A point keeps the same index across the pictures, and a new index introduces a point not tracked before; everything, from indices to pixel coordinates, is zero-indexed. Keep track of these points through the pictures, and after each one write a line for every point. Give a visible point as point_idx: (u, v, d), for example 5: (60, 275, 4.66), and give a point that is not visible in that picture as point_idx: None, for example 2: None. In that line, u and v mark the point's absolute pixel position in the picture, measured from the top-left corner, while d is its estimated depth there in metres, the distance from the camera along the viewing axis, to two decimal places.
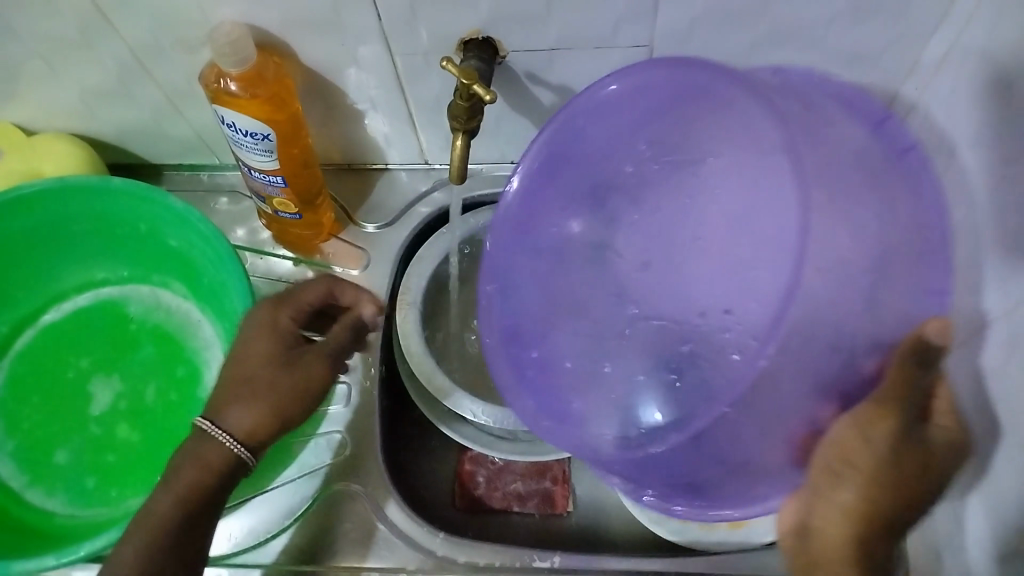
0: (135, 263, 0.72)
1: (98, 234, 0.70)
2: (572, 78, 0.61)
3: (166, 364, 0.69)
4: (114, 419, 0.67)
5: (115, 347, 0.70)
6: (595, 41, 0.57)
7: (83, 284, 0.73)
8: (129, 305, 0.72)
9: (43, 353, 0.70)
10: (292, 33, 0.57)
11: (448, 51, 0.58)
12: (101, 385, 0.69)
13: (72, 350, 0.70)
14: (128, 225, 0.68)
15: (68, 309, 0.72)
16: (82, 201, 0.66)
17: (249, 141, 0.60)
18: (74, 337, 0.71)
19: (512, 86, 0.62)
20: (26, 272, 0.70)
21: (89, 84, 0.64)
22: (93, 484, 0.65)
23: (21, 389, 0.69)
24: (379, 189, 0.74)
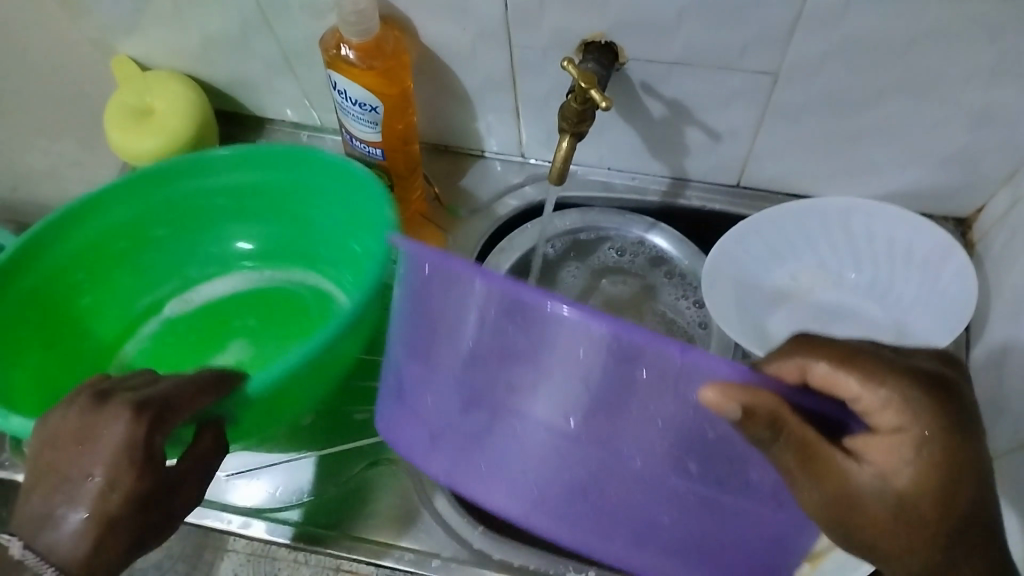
0: (314, 260, 0.72)
1: (289, 217, 0.71)
2: (687, 94, 0.60)
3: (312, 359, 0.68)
4: None
5: (272, 329, 0.70)
6: (719, 61, 0.56)
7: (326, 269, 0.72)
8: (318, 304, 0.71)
9: (211, 313, 0.72)
10: (416, 10, 0.57)
11: (568, 51, 0.58)
12: (239, 353, 0.69)
13: (245, 311, 0.72)
14: (320, 216, 0.68)
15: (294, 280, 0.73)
16: (286, 179, 0.66)
17: (355, 111, 0.60)
18: (246, 306, 0.72)
19: (624, 93, 0.61)
20: (230, 233, 0.72)
21: (211, 30, 0.66)
22: None
23: (176, 332, 0.71)
24: (471, 174, 0.74)
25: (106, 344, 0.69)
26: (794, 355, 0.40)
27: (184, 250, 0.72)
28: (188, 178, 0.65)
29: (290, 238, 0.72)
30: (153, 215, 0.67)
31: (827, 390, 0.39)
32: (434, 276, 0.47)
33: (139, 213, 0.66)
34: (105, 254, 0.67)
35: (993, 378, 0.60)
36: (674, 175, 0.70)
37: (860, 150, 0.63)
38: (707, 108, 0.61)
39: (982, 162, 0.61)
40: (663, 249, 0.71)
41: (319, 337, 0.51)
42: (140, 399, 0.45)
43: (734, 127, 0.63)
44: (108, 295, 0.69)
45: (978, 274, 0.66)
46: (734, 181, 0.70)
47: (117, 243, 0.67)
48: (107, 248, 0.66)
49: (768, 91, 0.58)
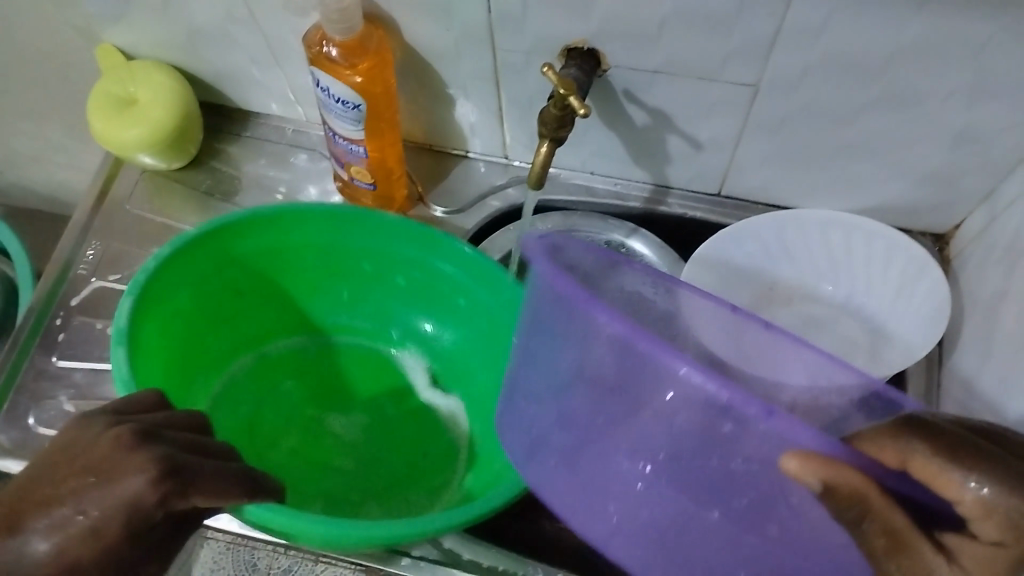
0: (464, 381, 0.70)
1: (465, 319, 0.68)
2: (669, 103, 0.60)
3: (418, 469, 0.66)
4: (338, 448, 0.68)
5: (393, 424, 0.69)
6: (701, 71, 0.56)
7: (473, 416, 0.69)
8: (439, 438, 0.68)
9: (357, 367, 0.72)
10: (400, 11, 0.57)
11: (552, 56, 0.58)
12: (348, 423, 0.69)
13: (384, 384, 0.71)
14: (482, 329, 0.67)
15: (441, 402, 0.70)
16: (463, 277, 0.65)
17: (339, 109, 0.60)
18: (386, 382, 0.72)
19: (607, 100, 0.61)
20: (432, 314, 0.71)
21: (197, 22, 0.65)
22: (282, 436, 0.68)
23: (325, 363, 0.72)
24: (455, 174, 0.74)
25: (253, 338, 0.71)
26: (900, 437, 0.37)
27: (386, 298, 0.72)
28: (392, 238, 0.65)
29: (468, 351, 0.70)
30: (350, 254, 0.67)
31: (929, 484, 0.36)
32: (547, 286, 0.40)
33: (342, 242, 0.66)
34: (284, 263, 0.68)
35: (962, 395, 0.61)
36: (656, 182, 0.71)
37: (839, 164, 0.63)
38: (689, 117, 0.61)
39: (958, 181, 0.62)
40: (644, 256, 0.71)
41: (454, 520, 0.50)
42: (181, 468, 0.42)
43: (716, 137, 0.63)
44: (279, 297, 0.70)
45: (952, 290, 0.66)
46: (714, 190, 0.70)
47: (291, 264, 0.68)
48: (293, 262, 0.68)
49: (750, 103, 0.58)
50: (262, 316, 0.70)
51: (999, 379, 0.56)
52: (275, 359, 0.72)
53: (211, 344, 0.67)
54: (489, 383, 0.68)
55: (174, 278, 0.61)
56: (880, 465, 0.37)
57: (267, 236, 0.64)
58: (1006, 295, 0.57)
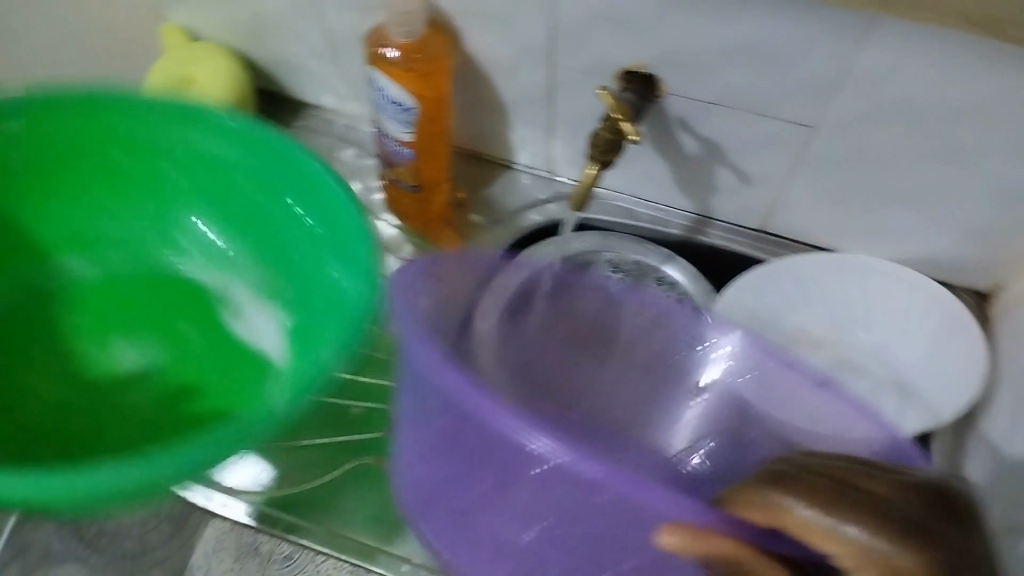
0: (309, 340, 0.59)
1: (241, 216, 0.63)
2: (722, 134, 0.60)
3: (196, 416, 0.59)
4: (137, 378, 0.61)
5: (211, 363, 0.62)
6: (758, 105, 0.56)
7: (266, 350, 0.62)
8: (243, 383, 0.61)
9: (150, 312, 0.65)
10: (464, 18, 0.57)
11: (610, 77, 0.58)
12: (135, 357, 0.63)
13: (191, 317, 0.65)
14: (300, 258, 0.60)
15: (256, 335, 0.63)
16: (275, 168, 0.58)
17: (391, 110, 0.61)
18: (152, 297, 0.65)
19: (659, 125, 0.61)
20: (240, 235, 0.64)
21: (262, 10, 0.66)
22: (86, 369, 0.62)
23: (139, 297, 0.65)
24: (499, 185, 0.74)
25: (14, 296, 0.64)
26: (780, 499, 0.36)
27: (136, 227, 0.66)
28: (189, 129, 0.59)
29: (269, 272, 0.63)
30: (182, 159, 0.61)
31: (810, 540, 0.36)
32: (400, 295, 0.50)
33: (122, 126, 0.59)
34: (54, 164, 0.61)
35: (991, 459, 0.60)
36: (699, 211, 0.70)
37: (887, 212, 0.62)
38: (741, 150, 0.61)
39: (1009, 241, 0.61)
40: (678, 281, 0.70)
41: (235, 442, 0.45)
42: None
43: (765, 173, 0.62)
44: (126, 192, 0.64)
45: (991, 351, 0.65)
46: (757, 224, 0.69)
47: (36, 167, 0.60)
48: (45, 166, 0.60)
49: (804, 142, 0.58)
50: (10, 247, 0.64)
51: None
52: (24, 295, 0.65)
53: None
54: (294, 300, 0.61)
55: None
56: (751, 522, 0.36)
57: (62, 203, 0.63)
58: None
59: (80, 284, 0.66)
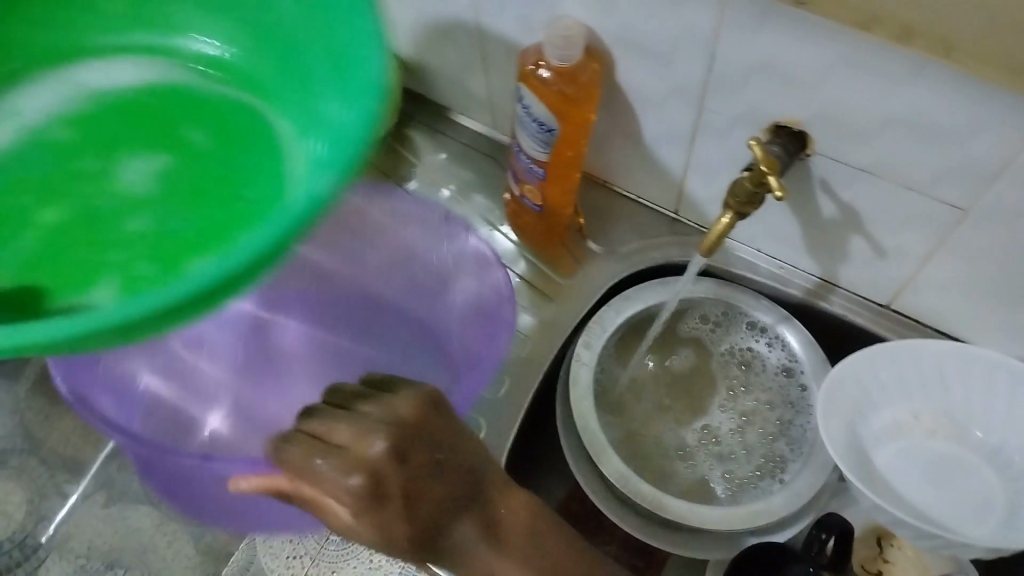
0: (294, 108, 0.48)
1: (263, 36, 0.49)
2: (864, 203, 0.58)
3: (233, 200, 0.46)
4: (116, 218, 0.46)
5: (160, 158, 0.48)
6: (909, 180, 0.54)
7: (231, 178, 0.47)
8: (210, 195, 0.46)
9: (153, 116, 0.50)
10: (620, 51, 0.58)
11: (758, 127, 0.57)
12: (146, 168, 0.48)
13: (128, 114, 0.50)
14: (337, 50, 0.44)
15: (252, 158, 0.47)
16: (323, 52, 0.45)
17: (533, 128, 0.62)
18: (144, 111, 0.50)
19: (799, 184, 0.59)
20: (181, 15, 0.52)
21: (425, 14, 0.68)
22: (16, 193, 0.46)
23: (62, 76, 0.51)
24: (621, 217, 0.74)
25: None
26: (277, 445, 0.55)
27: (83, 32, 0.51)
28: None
29: (255, 55, 0.51)
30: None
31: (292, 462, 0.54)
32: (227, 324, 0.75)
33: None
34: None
35: None
36: (823, 276, 0.68)
37: None
38: (882, 223, 0.59)
39: None
40: (794, 350, 0.68)
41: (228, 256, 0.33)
42: None
43: (904, 250, 0.60)
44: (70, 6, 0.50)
45: None
46: (884, 300, 0.66)
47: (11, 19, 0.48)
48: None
49: (951, 224, 0.55)
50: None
51: None
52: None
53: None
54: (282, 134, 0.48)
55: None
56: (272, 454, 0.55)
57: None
58: None
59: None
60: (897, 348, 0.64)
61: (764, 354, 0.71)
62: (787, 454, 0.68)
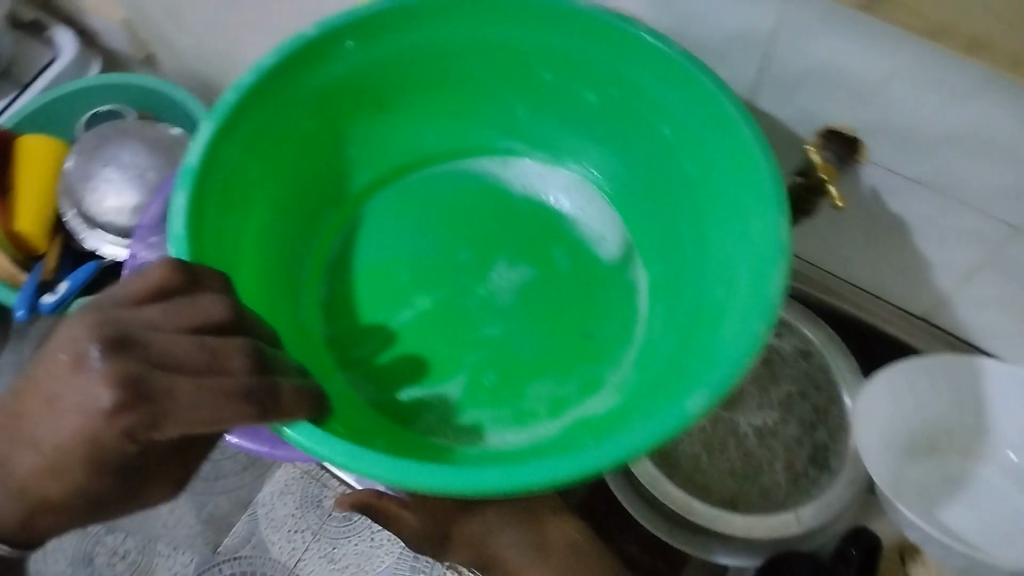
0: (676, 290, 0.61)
1: (685, 209, 0.60)
2: (912, 215, 0.57)
3: (589, 340, 0.62)
4: (495, 319, 0.63)
5: (555, 294, 0.64)
6: (961, 195, 0.53)
7: (650, 342, 0.61)
8: (589, 325, 0.63)
9: (531, 229, 0.67)
10: (671, 46, 0.57)
11: (810, 130, 0.55)
12: (511, 275, 0.65)
13: (506, 238, 0.67)
14: (720, 259, 0.55)
15: (625, 285, 0.65)
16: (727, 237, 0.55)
17: None
18: (564, 283, 0.64)
19: (846, 190, 0.58)
20: (637, 206, 0.66)
21: None
22: (384, 268, 0.66)
23: (486, 229, 0.67)
24: None
25: (294, 187, 0.64)
26: None
27: (477, 125, 0.68)
28: (638, 63, 0.56)
29: (673, 265, 0.62)
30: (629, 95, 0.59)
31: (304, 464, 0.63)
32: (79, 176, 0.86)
33: (521, 44, 0.60)
34: (350, 95, 0.62)
35: None
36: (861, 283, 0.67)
37: None
38: (928, 235, 0.57)
39: None
40: (812, 339, 0.69)
41: (590, 454, 0.45)
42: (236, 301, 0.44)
43: (948, 263, 0.59)
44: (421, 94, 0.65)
45: None
46: (922, 311, 0.65)
47: (382, 94, 0.64)
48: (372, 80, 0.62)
49: (1000, 241, 0.54)
50: (325, 142, 0.64)
51: None
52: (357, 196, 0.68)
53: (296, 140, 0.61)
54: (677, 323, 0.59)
55: (246, 123, 0.56)
56: None
57: (392, 43, 0.59)
58: None
59: (367, 197, 0.69)
60: (925, 360, 0.62)
61: (776, 345, 0.71)
62: (829, 442, 0.67)
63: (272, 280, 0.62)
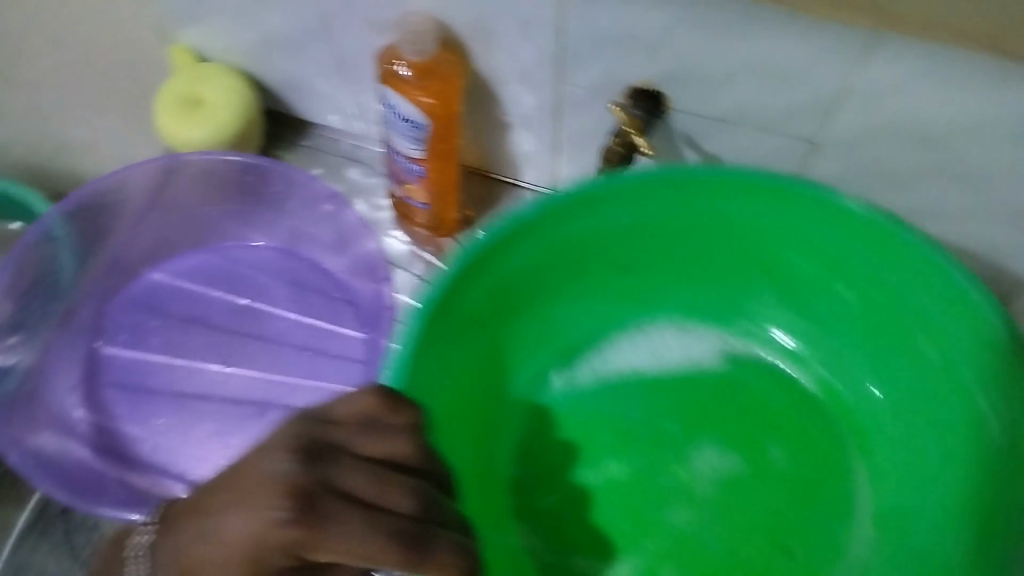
0: (881, 371, 0.59)
1: (896, 360, 0.57)
2: (727, 152, 0.61)
3: (667, 443, 0.59)
4: (668, 502, 0.57)
5: (732, 423, 0.59)
6: (762, 123, 0.57)
7: (783, 476, 0.57)
8: (697, 462, 0.58)
9: (766, 412, 0.60)
10: (471, 39, 0.59)
11: (617, 93, 0.59)
12: (719, 462, 0.58)
13: (681, 419, 0.59)
14: (960, 374, 0.53)
15: (722, 385, 0.61)
16: (915, 330, 0.55)
17: (402, 127, 0.62)
18: (790, 428, 0.59)
19: (665, 141, 0.62)
20: (825, 344, 0.62)
21: (272, 32, 0.68)
22: (620, 474, 0.58)
23: (723, 405, 0.60)
24: (504, 203, 0.74)
25: (466, 396, 0.57)
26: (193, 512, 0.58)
27: (669, 299, 0.64)
28: (853, 245, 0.54)
29: (843, 360, 0.61)
30: (767, 232, 0.58)
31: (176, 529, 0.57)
32: None
33: (765, 226, 0.57)
34: (622, 248, 0.60)
35: None
36: None
37: None
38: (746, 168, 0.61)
39: None
40: None
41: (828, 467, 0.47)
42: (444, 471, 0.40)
43: None
44: (579, 274, 0.61)
45: None
46: None
47: (659, 233, 0.59)
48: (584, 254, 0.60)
49: (807, 158, 0.58)
50: (584, 282, 0.62)
51: None
52: (601, 414, 0.60)
53: (486, 324, 0.58)
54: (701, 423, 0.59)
55: (445, 320, 0.52)
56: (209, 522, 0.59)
57: (590, 220, 0.56)
58: None
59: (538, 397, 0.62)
60: None
61: None
62: None
63: (477, 403, 0.59)
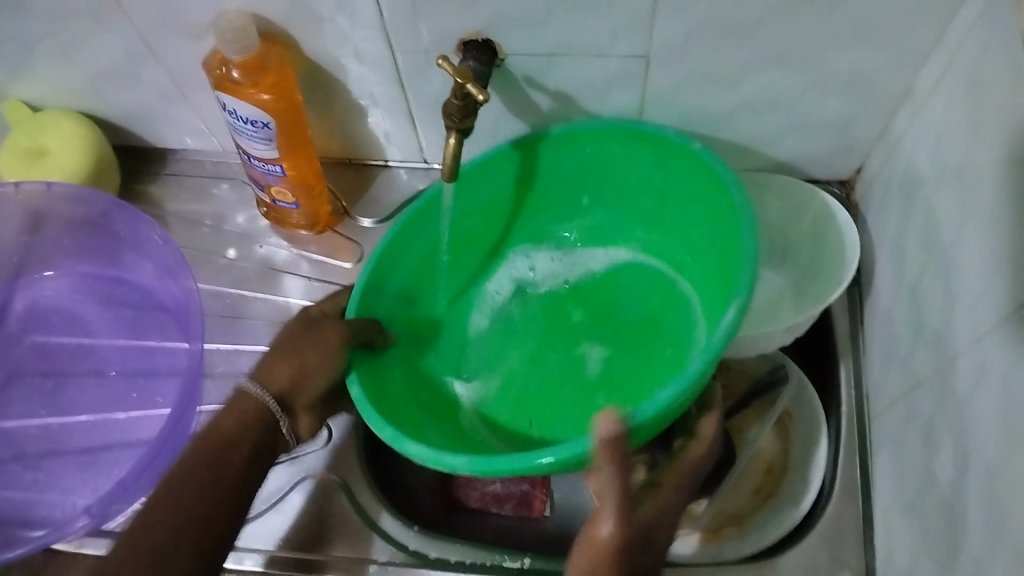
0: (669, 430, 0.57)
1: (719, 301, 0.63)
2: (571, 84, 0.62)
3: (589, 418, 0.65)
4: (544, 389, 0.67)
5: (621, 331, 0.69)
6: (593, 48, 0.58)
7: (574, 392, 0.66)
8: (601, 404, 0.65)
9: (651, 349, 0.67)
10: (294, 26, 0.59)
11: (448, 51, 0.59)
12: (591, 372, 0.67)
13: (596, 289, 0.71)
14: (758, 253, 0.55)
15: (643, 341, 0.68)
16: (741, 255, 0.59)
17: (248, 130, 0.61)
18: (657, 361, 0.66)
19: (509, 88, 0.63)
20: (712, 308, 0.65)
21: (100, 65, 0.66)
22: (542, 363, 0.68)
23: (647, 354, 0.67)
24: (377, 185, 0.75)
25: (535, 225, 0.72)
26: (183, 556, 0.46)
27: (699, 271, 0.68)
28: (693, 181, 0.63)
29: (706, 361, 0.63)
30: (674, 188, 0.65)
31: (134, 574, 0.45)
32: None
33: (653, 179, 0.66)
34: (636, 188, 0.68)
35: (880, 328, 0.62)
36: None
37: (737, 125, 0.65)
38: (593, 96, 0.63)
39: (854, 123, 0.63)
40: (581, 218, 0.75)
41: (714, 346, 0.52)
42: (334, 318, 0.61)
43: (619, 114, 0.65)
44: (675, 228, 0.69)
45: (861, 232, 0.68)
46: None
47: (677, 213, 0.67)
48: (595, 183, 0.69)
49: (644, 74, 0.60)
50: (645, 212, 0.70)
51: (908, 305, 0.58)
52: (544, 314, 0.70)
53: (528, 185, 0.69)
54: (629, 361, 0.67)
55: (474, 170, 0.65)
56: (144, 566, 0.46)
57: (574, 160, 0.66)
58: (908, 228, 0.59)
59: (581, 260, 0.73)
60: None
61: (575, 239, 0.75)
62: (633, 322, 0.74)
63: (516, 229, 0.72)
